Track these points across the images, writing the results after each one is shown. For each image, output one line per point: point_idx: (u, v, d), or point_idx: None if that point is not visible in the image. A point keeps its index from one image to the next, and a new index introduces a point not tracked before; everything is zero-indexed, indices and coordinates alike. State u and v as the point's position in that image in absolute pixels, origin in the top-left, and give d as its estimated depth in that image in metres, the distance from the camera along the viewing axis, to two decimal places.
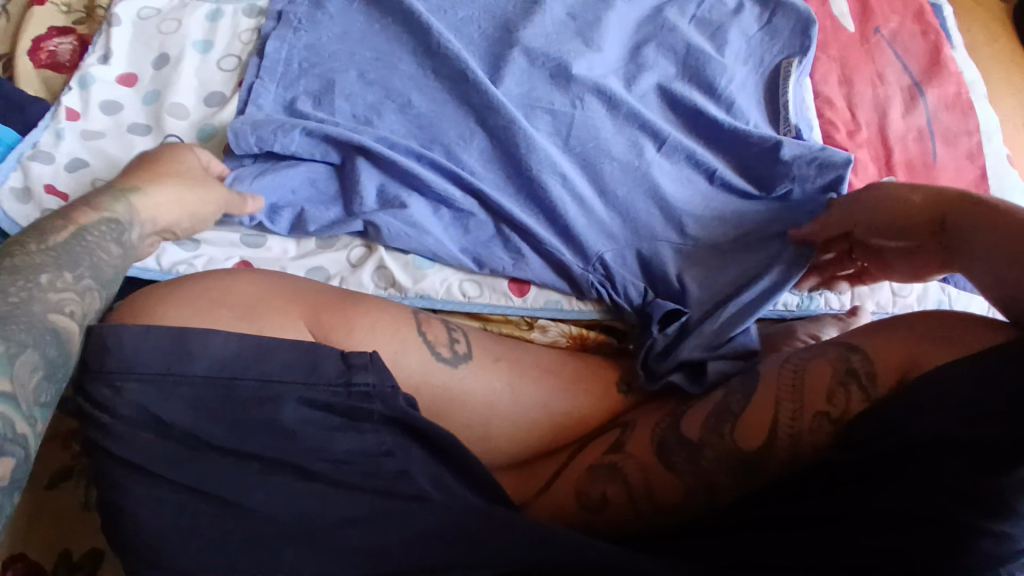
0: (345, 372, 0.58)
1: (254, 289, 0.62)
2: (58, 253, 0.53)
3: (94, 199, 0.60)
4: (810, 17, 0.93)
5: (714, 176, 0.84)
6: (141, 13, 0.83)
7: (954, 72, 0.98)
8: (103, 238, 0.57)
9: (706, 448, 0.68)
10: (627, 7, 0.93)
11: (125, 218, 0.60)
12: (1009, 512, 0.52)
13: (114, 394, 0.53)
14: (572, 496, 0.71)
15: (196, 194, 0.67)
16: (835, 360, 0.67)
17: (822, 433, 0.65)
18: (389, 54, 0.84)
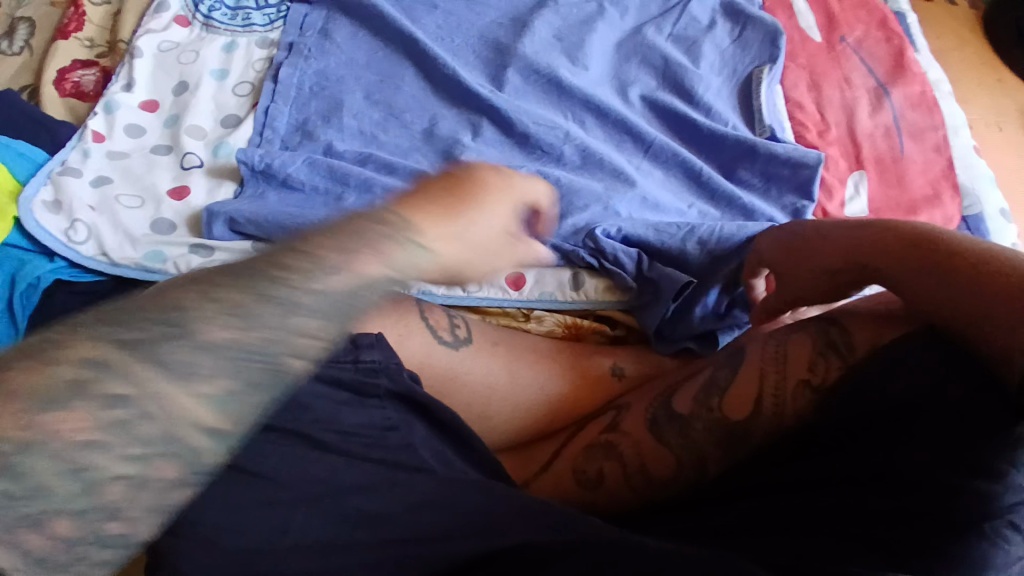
0: (353, 351, 0.63)
1: None
2: (325, 303, 0.43)
3: (380, 241, 0.47)
4: (776, 28, 0.98)
5: (701, 178, 0.87)
6: (162, 46, 0.91)
7: (918, 73, 1.02)
8: (374, 295, 0.45)
9: (696, 420, 0.70)
10: (607, 28, 0.99)
11: (403, 271, 0.47)
12: (991, 472, 0.51)
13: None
14: (570, 474, 0.72)
15: (479, 258, 0.53)
16: (815, 334, 0.69)
17: (803, 401, 0.67)
18: (391, 76, 0.91)
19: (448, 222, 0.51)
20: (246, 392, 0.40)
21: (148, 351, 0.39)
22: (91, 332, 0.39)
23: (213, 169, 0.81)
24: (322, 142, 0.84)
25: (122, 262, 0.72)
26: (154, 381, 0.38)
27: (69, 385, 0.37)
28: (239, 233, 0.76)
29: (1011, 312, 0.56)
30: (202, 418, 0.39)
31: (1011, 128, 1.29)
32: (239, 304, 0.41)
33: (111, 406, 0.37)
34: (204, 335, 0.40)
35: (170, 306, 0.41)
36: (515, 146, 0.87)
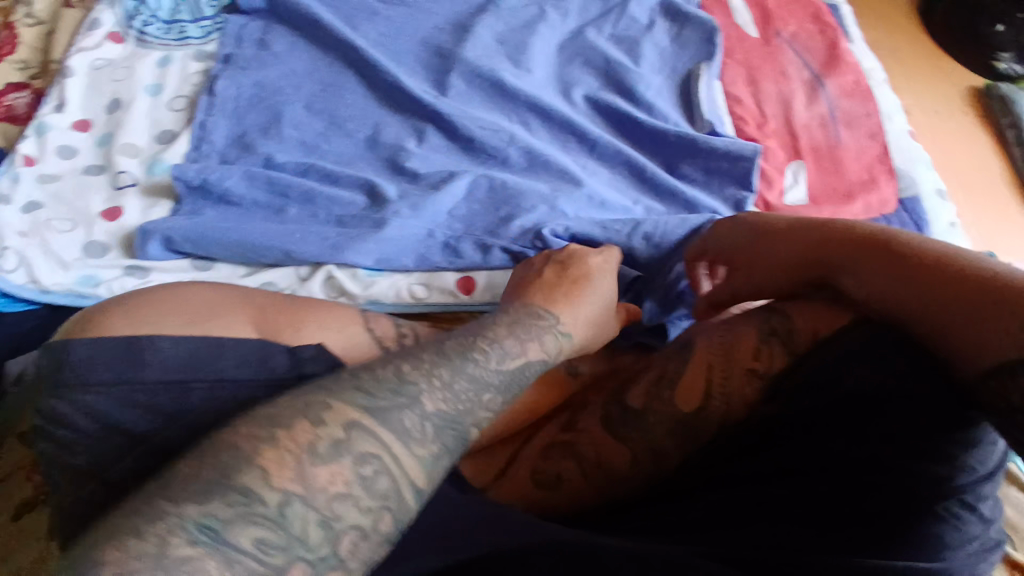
0: (295, 366, 0.57)
1: (203, 297, 0.59)
2: (503, 379, 0.57)
3: (532, 326, 0.63)
4: (712, 26, 1.00)
5: (646, 175, 0.89)
6: (95, 65, 0.89)
7: (852, 63, 1.05)
8: (528, 374, 0.59)
9: (651, 414, 0.69)
10: (549, 30, 1.00)
11: (551, 354, 0.62)
12: (942, 454, 0.53)
13: (72, 407, 0.52)
14: (528, 476, 0.68)
15: (591, 330, 0.69)
16: (759, 324, 0.69)
17: (753, 390, 0.67)
18: (332, 85, 0.90)
19: (569, 307, 0.67)
20: (443, 455, 0.51)
21: (392, 420, 0.50)
22: (352, 398, 0.50)
23: (148, 187, 0.80)
24: (261, 154, 0.83)
25: (53, 289, 0.72)
26: (389, 443, 0.49)
27: (332, 444, 0.47)
28: (175, 251, 0.76)
29: (951, 307, 0.55)
30: (415, 475, 0.49)
31: (947, 112, 1.34)
32: (449, 382, 0.54)
33: (365, 461, 0.48)
34: (424, 404, 0.52)
35: (404, 383, 0.52)
36: (460, 152, 0.88)
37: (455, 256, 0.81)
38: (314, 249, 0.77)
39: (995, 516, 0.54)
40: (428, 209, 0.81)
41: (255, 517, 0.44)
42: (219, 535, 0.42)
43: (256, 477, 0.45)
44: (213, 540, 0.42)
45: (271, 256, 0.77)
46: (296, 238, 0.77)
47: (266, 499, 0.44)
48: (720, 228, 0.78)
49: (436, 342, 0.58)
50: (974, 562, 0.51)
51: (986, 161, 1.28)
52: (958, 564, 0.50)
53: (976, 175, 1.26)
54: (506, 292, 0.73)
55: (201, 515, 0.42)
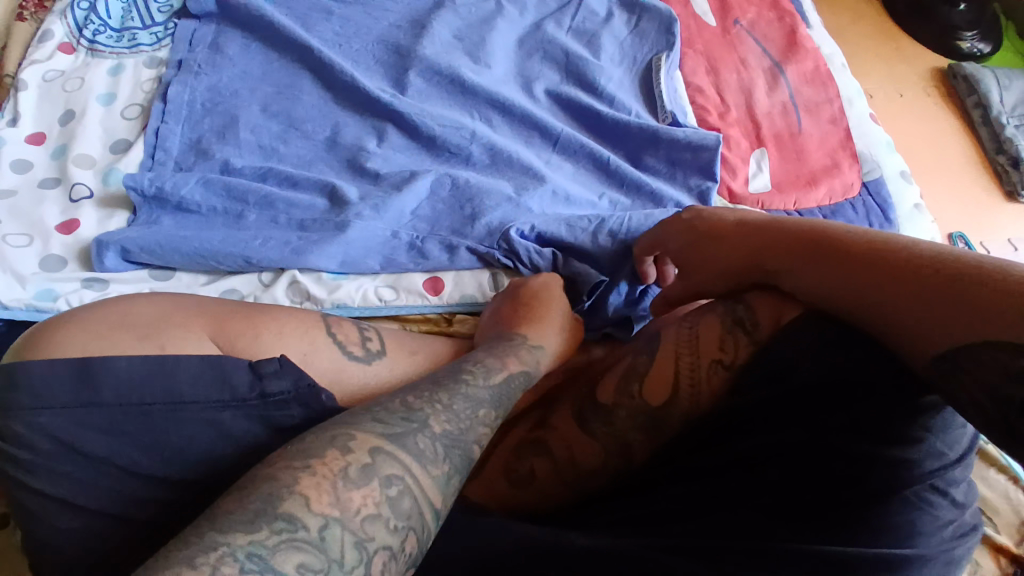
0: (256, 383, 0.56)
1: (152, 312, 0.58)
2: (493, 393, 0.56)
3: (515, 346, 0.64)
4: (670, 15, 1.01)
5: (609, 167, 0.89)
6: (46, 76, 0.88)
7: (810, 49, 1.06)
8: (519, 388, 0.60)
9: (619, 409, 0.66)
10: (507, 25, 1.00)
11: (533, 369, 0.63)
12: (905, 440, 0.54)
13: (30, 429, 0.51)
14: (501, 475, 0.67)
15: (565, 341, 0.71)
16: (723, 313, 0.65)
17: (718, 380, 0.64)
18: (290, 87, 0.89)
19: (544, 323, 0.69)
20: (454, 476, 0.49)
21: (407, 442, 0.48)
22: (371, 425, 0.48)
23: (105, 199, 0.79)
24: (218, 159, 0.82)
25: (11, 303, 0.69)
26: (409, 464, 0.47)
27: (361, 468, 0.45)
28: (133, 262, 0.75)
29: (916, 301, 0.54)
30: (433, 497, 0.47)
31: (911, 93, 1.36)
32: (448, 404, 0.52)
33: (390, 483, 0.45)
34: (433, 426, 0.50)
35: (410, 408, 0.51)
36: (422, 150, 0.88)
37: (420, 257, 0.80)
38: (275, 255, 0.76)
39: (968, 500, 0.57)
40: (393, 211, 0.81)
41: (299, 542, 0.41)
42: (266, 564, 0.39)
43: (296, 503, 0.42)
44: (259, 569, 0.39)
45: (231, 262, 0.76)
46: (257, 244, 0.76)
47: (307, 524, 0.41)
48: (672, 228, 0.76)
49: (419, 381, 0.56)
50: (947, 546, 0.54)
51: (949, 141, 1.30)
52: (930, 550, 0.53)
53: (940, 155, 1.28)
54: (487, 314, 0.75)
55: (248, 543, 0.39)
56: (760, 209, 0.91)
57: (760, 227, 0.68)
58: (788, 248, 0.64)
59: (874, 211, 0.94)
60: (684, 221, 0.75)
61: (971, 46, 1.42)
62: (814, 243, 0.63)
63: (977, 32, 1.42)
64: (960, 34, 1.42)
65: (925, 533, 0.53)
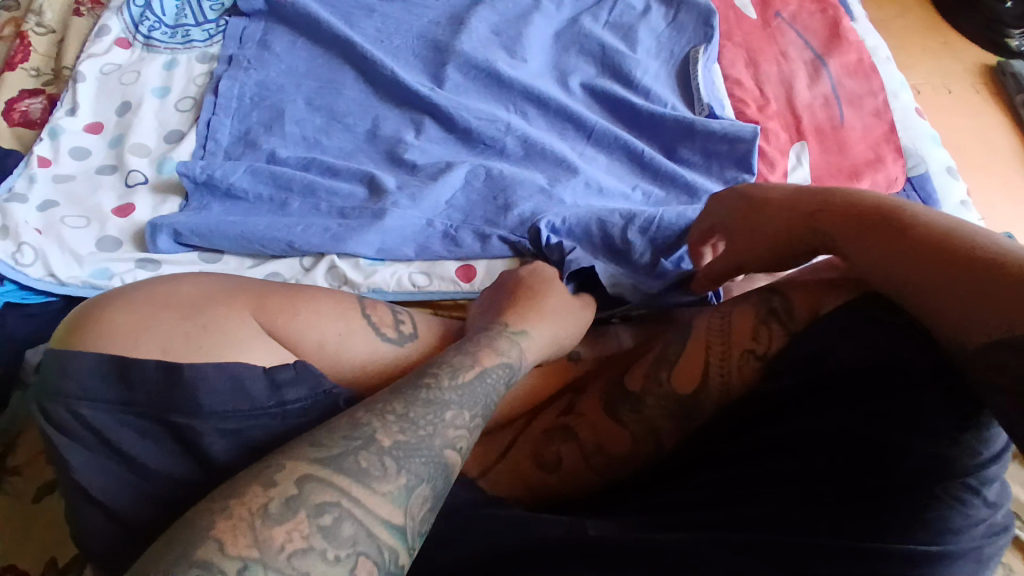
0: (275, 394, 0.55)
1: (194, 290, 0.57)
2: (461, 392, 0.53)
3: (492, 339, 0.60)
4: (709, 8, 1.00)
5: (644, 159, 0.89)
6: (104, 69, 0.92)
7: (853, 41, 1.04)
8: (497, 383, 0.56)
9: (648, 397, 0.66)
10: (544, 20, 1.00)
11: (515, 360, 0.60)
12: (942, 433, 0.50)
13: (74, 420, 0.52)
14: (530, 461, 0.67)
15: (557, 331, 0.67)
16: (758, 303, 0.65)
17: (751, 371, 0.63)
18: (333, 81, 0.92)
19: (529, 312, 0.65)
20: (419, 486, 0.47)
21: (347, 464, 0.45)
22: (306, 452, 0.46)
23: (158, 185, 0.82)
24: (264, 149, 0.85)
25: (69, 281, 0.74)
26: (348, 488, 0.44)
27: (285, 501, 0.43)
28: (183, 244, 0.78)
29: (960, 294, 0.49)
30: (387, 513, 0.45)
31: (960, 90, 1.31)
32: (404, 413, 0.50)
33: (322, 511, 0.43)
34: (380, 440, 0.47)
35: (360, 423, 0.49)
36: (458, 143, 0.89)
37: (454, 245, 0.81)
38: (316, 242, 0.78)
39: (1002, 500, 0.52)
40: (429, 201, 0.82)
41: None
42: None
43: (212, 549, 0.40)
44: None
45: (276, 248, 0.78)
46: (299, 230, 0.78)
47: (224, 570, 0.39)
48: (722, 203, 0.73)
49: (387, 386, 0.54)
50: (978, 545, 0.49)
51: (997, 140, 1.25)
52: (962, 546, 0.49)
53: (988, 154, 1.23)
54: (475, 302, 0.71)
55: None
56: None
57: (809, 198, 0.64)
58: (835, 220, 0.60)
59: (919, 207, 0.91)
60: (730, 197, 0.72)
61: (1016, 44, 1.34)
62: (858, 218, 0.58)
63: None
64: (1006, 31, 1.34)
65: (960, 531, 0.49)
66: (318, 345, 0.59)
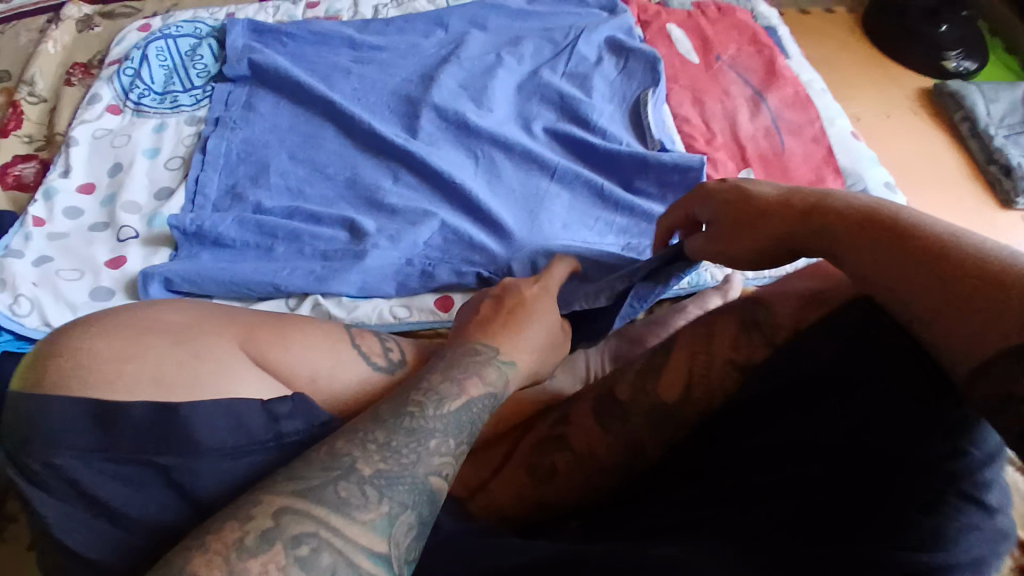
0: (272, 427, 0.57)
1: (180, 318, 0.62)
2: (445, 421, 0.56)
3: (483, 369, 0.62)
4: (654, 56, 1.10)
5: (602, 192, 0.96)
6: (96, 134, 0.98)
7: (789, 77, 1.15)
8: (483, 410, 0.59)
9: (634, 406, 0.64)
10: (507, 74, 1.09)
11: (500, 388, 0.62)
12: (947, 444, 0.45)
13: (49, 471, 0.52)
14: (524, 470, 0.67)
15: (537, 357, 0.68)
16: (739, 313, 0.63)
17: (729, 381, 0.61)
18: (315, 136, 0.98)
19: (516, 338, 0.66)
20: (402, 514, 0.50)
21: (327, 494, 0.48)
22: (284, 486, 0.48)
23: (149, 239, 0.87)
24: (250, 201, 0.91)
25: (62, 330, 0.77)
26: (326, 518, 0.47)
27: (260, 535, 0.45)
28: (175, 291, 0.82)
29: (948, 301, 0.48)
30: (370, 542, 0.47)
31: (898, 114, 1.43)
32: (386, 443, 0.52)
33: (300, 542, 0.45)
34: (360, 470, 0.50)
35: (340, 454, 0.51)
36: (430, 188, 0.94)
37: (430, 280, 0.86)
38: (300, 283, 0.83)
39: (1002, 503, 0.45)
40: (407, 241, 0.87)
41: None
42: None
43: None
44: None
45: (263, 290, 0.82)
46: (285, 274, 0.83)
47: None
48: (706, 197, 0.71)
49: (371, 409, 0.56)
50: (981, 557, 0.42)
51: (939, 156, 1.36)
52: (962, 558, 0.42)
53: (931, 170, 1.34)
54: (460, 311, 0.73)
55: None
56: None
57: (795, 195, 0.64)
58: (827, 214, 0.60)
59: None
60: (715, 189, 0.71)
61: (957, 65, 1.49)
62: (846, 218, 0.58)
63: (961, 50, 1.48)
64: (945, 54, 1.49)
65: (949, 541, 0.42)
66: (311, 378, 0.64)
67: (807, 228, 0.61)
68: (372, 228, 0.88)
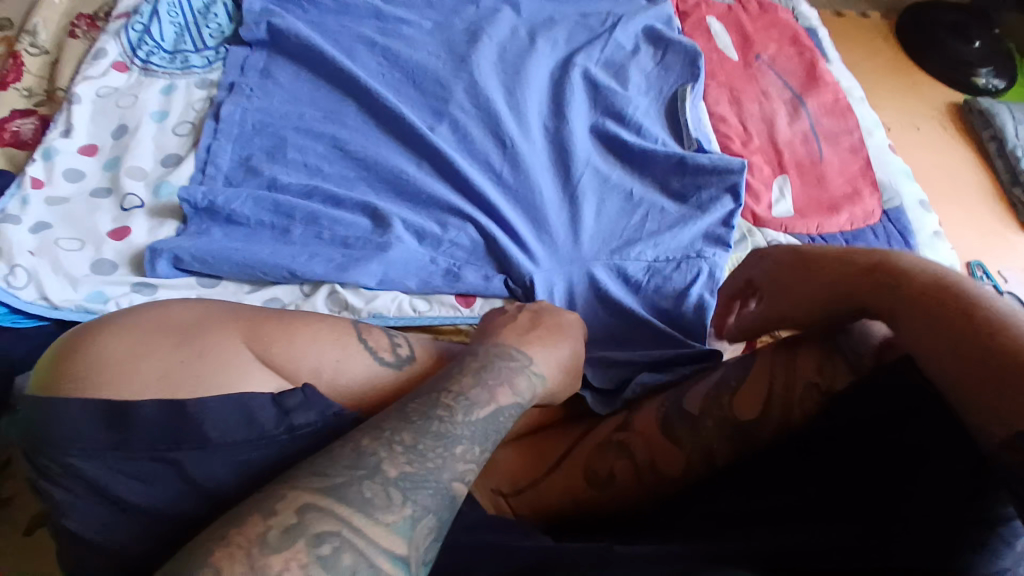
0: (284, 419, 0.53)
1: (189, 314, 0.56)
2: (474, 425, 0.51)
3: (511, 375, 0.57)
4: (694, 50, 1.05)
5: (632, 194, 0.93)
6: (100, 92, 0.92)
7: (829, 82, 1.11)
8: (510, 419, 0.54)
9: (706, 418, 0.63)
10: (541, 59, 1.03)
11: (527, 399, 0.57)
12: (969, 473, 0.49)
13: (67, 470, 0.49)
14: (581, 475, 0.65)
15: (566, 378, 0.65)
16: (820, 349, 0.61)
17: (811, 404, 0.60)
18: (336, 111, 0.93)
19: (551, 351, 0.63)
20: (425, 517, 0.45)
21: (349, 494, 0.44)
22: (308, 480, 0.44)
23: (155, 209, 0.82)
24: (266, 177, 0.85)
25: (62, 304, 0.72)
26: (349, 517, 0.43)
27: (284, 531, 0.41)
28: (183, 270, 0.77)
29: (998, 397, 0.46)
30: (391, 545, 0.43)
31: (927, 129, 1.38)
32: (413, 444, 0.48)
33: (321, 542, 0.41)
34: (386, 471, 0.45)
35: (366, 452, 0.47)
36: (446, 181, 0.89)
37: (452, 277, 0.82)
38: (317, 271, 0.78)
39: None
40: (432, 239, 0.84)
41: None
42: None
43: None
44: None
45: (277, 274, 0.78)
46: (302, 259, 0.79)
47: None
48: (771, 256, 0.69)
49: (399, 404, 0.52)
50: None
51: (970, 174, 1.32)
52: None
53: (955, 188, 1.29)
54: (487, 316, 0.70)
55: None
56: (784, 232, 0.94)
57: (841, 258, 0.61)
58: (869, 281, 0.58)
59: (895, 237, 0.96)
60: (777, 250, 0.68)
61: (984, 84, 1.44)
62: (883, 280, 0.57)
63: (991, 69, 1.45)
64: (976, 70, 1.45)
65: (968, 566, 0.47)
66: (315, 371, 0.57)
67: (852, 293, 0.59)
68: (396, 215, 0.84)
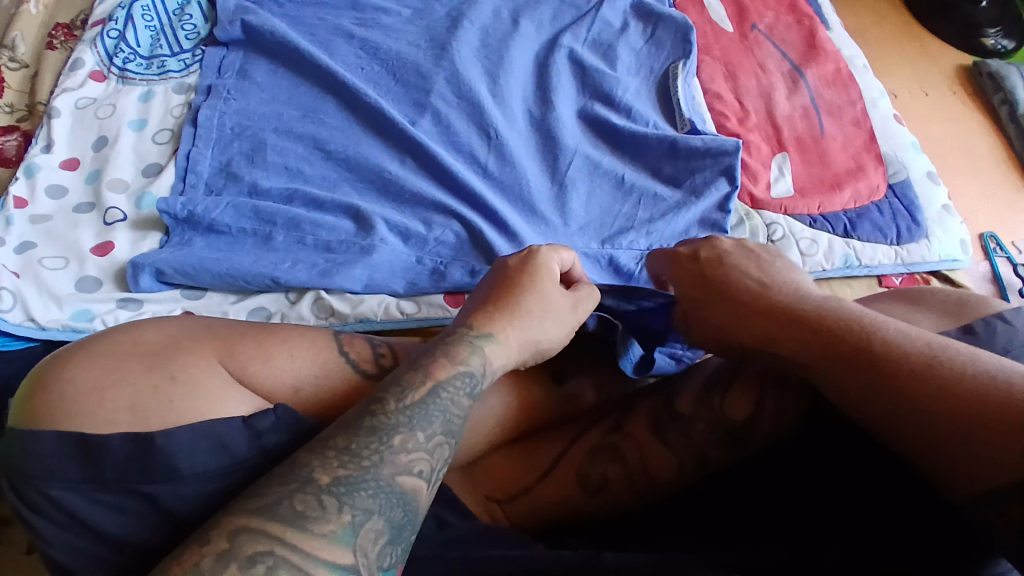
0: (255, 441, 0.52)
1: (163, 336, 0.55)
2: (413, 412, 0.48)
3: (449, 347, 0.53)
4: (686, 24, 1.00)
5: (623, 181, 0.89)
6: (79, 103, 0.91)
7: (830, 51, 1.05)
8: (458, 394, 0.51)
9: (697, 421, 0.61)
10: (524, 43, 0.99)
11: (477, 368, 0.53)
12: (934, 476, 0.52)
13: (45, 502, 0.49)
14: (571, 481, 0.63)
15: (537, 330, 0.59)
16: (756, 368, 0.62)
17: (797, 405, 0.60)
18: (315, 109, 0.90)
19: (499, 311, 0.58)
20: (369, 520, 0.43)
21: (281, 511, 0.42)
22: (243, 504, 0.42)
23: (138, 221, 0.81)
24: (247, 182, 0.84)
25: (48, 325, 0.73)
26: (283, 534, 0.41)
27: (216, 558, 0.39)
28: (167, 283, 0.77)
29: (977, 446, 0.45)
30: (332, 555, 0.41)
31: (936, 93, 1.31)
32: (346, 446, 0.46)
33: (254, 564, 0.39)
34: (318, 479, 0.44)
35: (298, 466, 0.45)
36: (429, 177, 0.87)
37: (438, 276, 0.81)
38: (300, 278, 0.77)
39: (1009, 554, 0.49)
40: (418, 238, 0.83)
41: None
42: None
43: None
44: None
45: (260, 283, 0.77)
46: (285, 267, 0.78)
47: None
48: (678, 276, 0.71)
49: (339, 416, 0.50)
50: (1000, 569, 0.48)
51: (979, 140, 1.26)
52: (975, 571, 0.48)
53: (964, 155, 1.23)
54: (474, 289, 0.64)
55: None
56: (783, 213, 0.90)
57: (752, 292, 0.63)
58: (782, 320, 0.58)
59: (901, 213, 0.92)
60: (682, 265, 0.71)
61: (996, 43, 1.38)
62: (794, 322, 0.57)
63: (1001, 29, 1.37)
64: (984, 31, 1.37)
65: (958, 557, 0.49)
66: (294, 389, 0.56)
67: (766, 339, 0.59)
68: (381, 216, 0.82)
